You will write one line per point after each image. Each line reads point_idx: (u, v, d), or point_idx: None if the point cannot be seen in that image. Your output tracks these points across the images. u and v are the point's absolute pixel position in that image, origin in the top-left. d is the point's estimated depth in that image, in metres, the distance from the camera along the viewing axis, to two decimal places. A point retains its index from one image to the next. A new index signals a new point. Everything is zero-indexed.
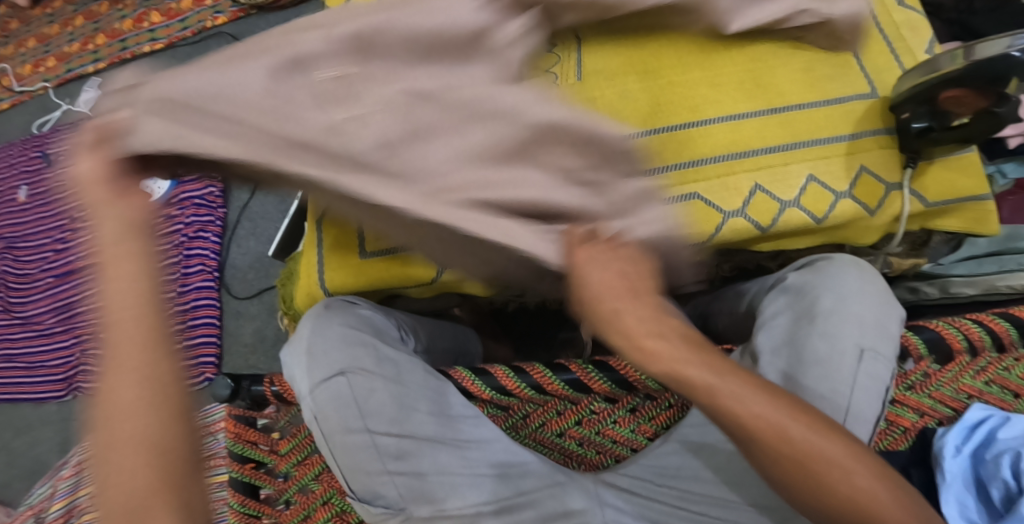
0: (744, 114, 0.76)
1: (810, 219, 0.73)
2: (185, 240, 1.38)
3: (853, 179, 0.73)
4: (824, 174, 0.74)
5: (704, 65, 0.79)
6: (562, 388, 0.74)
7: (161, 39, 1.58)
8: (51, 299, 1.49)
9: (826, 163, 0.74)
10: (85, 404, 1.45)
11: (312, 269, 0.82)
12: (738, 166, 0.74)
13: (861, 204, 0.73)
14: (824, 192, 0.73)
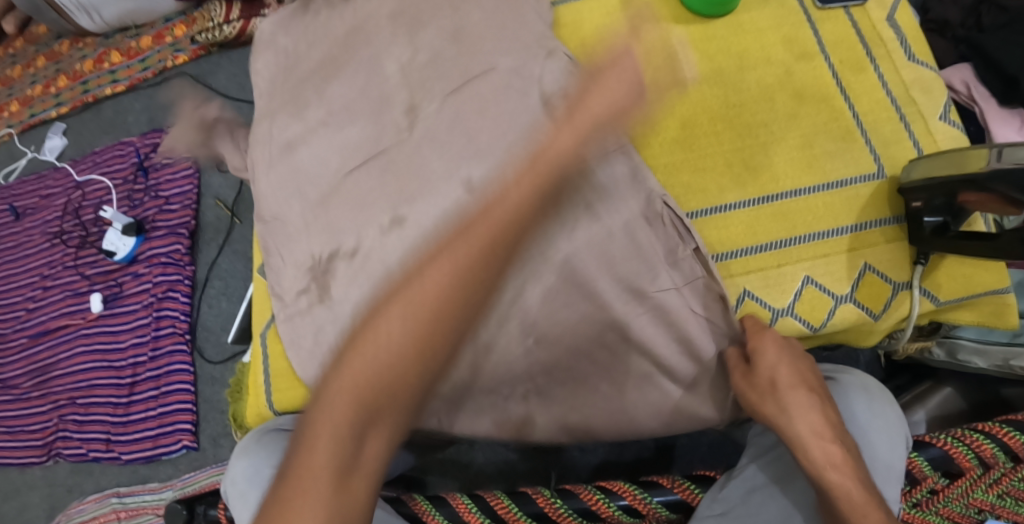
0: (732, 205, 0.68)
1: (807, 328, 0.65)
2: (156, 301, 1.33)
3: (855, 280, 0.65)
4: (823, 275, 0.65)
5: (687, 145, 0.71)
6: (524, 521, 0.65)
7: (122, 80, 1.50)
8: (26, 361, 1.44)
9: (826, 262, 0.66)
10: (67, 470, 1.41)
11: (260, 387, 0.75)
12: (724, 270, 0.67)
13: (865, 309, 0.65)
14: (822, 296, 0.65)
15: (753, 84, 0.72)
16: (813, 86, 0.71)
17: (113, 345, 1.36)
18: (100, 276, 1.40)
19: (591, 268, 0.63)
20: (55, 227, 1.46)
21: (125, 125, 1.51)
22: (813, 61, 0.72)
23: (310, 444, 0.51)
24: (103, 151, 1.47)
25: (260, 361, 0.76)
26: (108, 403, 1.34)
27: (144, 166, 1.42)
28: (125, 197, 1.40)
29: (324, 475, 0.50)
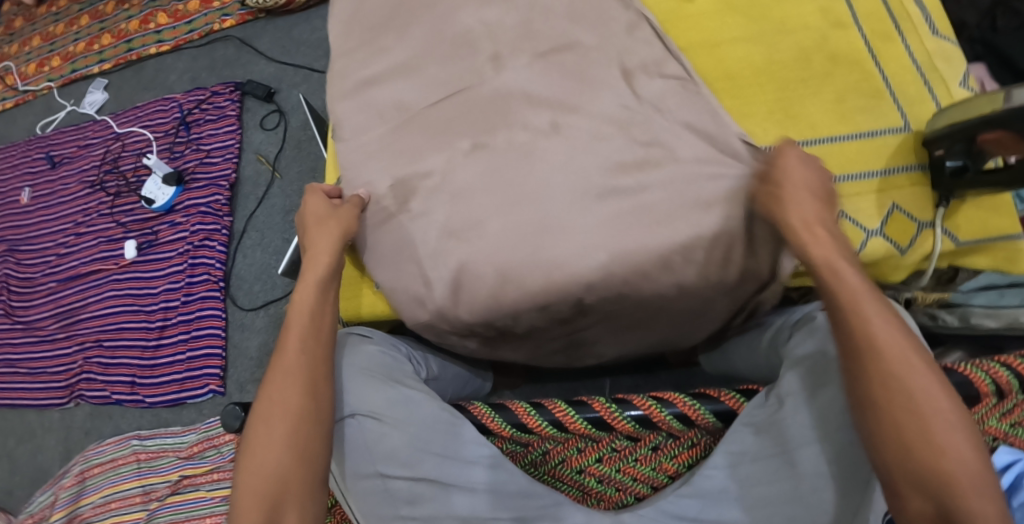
0: (774, 147, 0.76)
1: None
2: (191, 248, 1.37)
3: (885, 217, 0.73)
4: (854, 211, 0.73)
5: (733, 96, 0.79)
6: (584, 426, 0.70)
7: (168, 41, 1.56)
8: (53, 304, 1.47)
9: (857, 201, 0.74)
10: (87, 412, 1.42)
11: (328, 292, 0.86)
12: None
13: (892, 243, 0.72)
14: (855, 230, 0.72)
15: (791, 47, 0.79)
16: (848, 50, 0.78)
17: (145, 290, 1.40)
18: (135, 224, 1.44)
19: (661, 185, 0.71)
20: (92, 176, 1.51)
21: (168, 83, 1.56)
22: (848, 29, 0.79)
23: (276, 387, 0.67)
24: (145, 106, 1.52)
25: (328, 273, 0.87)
26: (135, 347, 1.38)
27: (186, 121, 1.47)
28: (167, 149, 1.46)
29: (288, 404, 0.65)
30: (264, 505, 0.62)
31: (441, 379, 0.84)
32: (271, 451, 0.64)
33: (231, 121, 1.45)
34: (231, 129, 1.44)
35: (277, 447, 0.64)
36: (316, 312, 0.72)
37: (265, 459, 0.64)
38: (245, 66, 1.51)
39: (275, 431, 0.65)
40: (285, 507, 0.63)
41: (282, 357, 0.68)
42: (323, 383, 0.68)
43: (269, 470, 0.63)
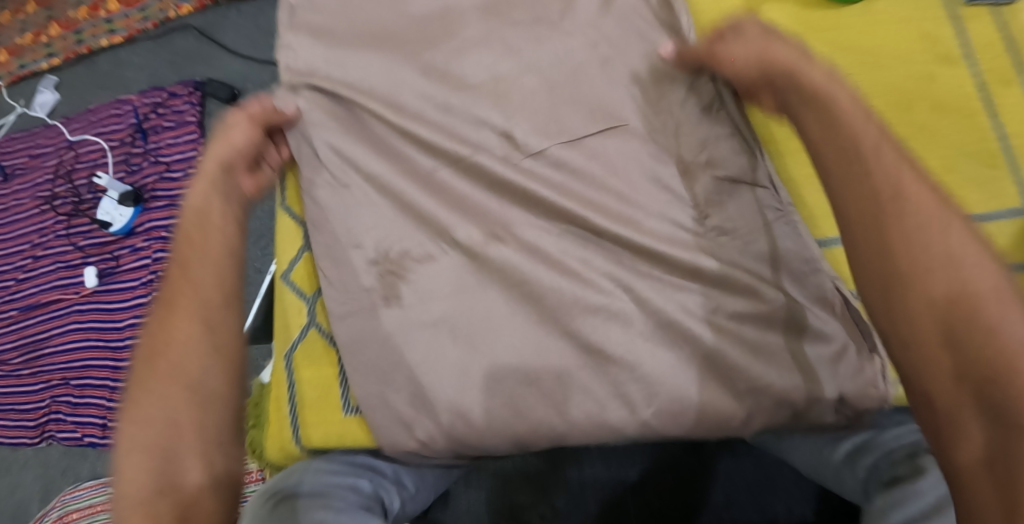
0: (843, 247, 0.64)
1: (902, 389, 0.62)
2: (155, 278, 1.23)
3: None
4: None
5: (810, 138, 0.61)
6: None
7: (121, 31, 1.38)
8: (16, 335, 1.34)
9: None
10: (61, 451, 1.32)
11: (284, 416, 0.68)
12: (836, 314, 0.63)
13: None
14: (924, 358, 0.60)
15: (892, 89, 0.75)
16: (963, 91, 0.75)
17: (110, 323, 1.26)
18: (94, 247, 1.29)
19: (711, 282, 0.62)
20: (46, 191, 1.34)
21: (124, 80, 1.37)
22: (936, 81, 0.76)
23: (170, 323, 0.60)
24: (99, 108, 1.35)
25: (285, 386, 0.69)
26: (105, 386, 1.25)
27: (143, 128, 1.30)
28: (122, 160, 1.29)
29: (189, 347, 0.59)
30: (154, 466, 0.56)
31: (419, 493, 0.69)
32: (167, 393, 0.58)
33: (191, 129, 1.28)
34: (192, 138, 1.27)
35: (184, 347, 0.59)
36: (214, 246, 0.63)
37: (165, 390, 0.58)
38: (206, 61, 1.34)
39: (176, 381, 0.58)
40: (180, 456, 0.56)
41: (178, 286, 0.61)
42: (219, 308, 0.61)
43: (186, 374, 0.58)
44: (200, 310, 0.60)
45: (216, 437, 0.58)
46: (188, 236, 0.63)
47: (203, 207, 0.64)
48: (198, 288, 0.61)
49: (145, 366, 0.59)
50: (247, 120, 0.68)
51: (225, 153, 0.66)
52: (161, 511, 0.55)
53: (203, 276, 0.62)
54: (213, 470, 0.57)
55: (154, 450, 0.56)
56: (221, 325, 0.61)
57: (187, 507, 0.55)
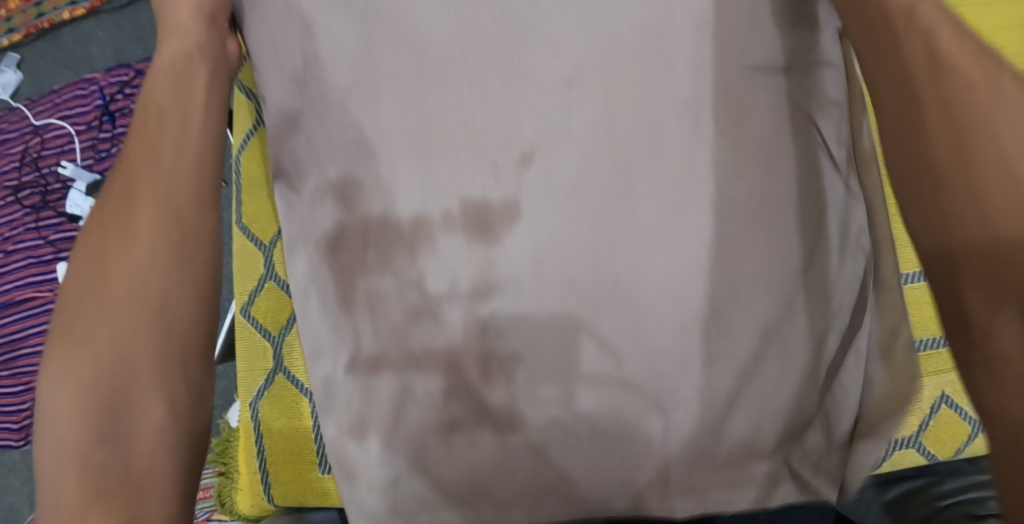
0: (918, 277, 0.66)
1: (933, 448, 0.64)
2: None
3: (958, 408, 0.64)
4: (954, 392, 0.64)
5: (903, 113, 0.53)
6: None
7: (82, 1, 1.26)
8: None
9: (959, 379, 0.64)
10: None
11: (252, 471, 0.60)
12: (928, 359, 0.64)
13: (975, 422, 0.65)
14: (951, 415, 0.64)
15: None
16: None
17: None
18: (67, 242, 1.20)
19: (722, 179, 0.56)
20: (11, 181, 1.23)
21: (89, 57, 1.27)
22: None
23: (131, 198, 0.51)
24: (63, 89, 1.25)
25: (249, 437, 0.61)
26: None
27: (111, 111, 1.20)
28: (90, 147, 1.20)
29: (141, 287, 0.49)
30: (100, 406, 0.46)
31: None
32: (130, 229, 0.50)
33: None
34: None
35: (119, 239, 0.50)
36: (189, 124, 0.54)
37: (105, 295, 0.48)
38: None
39: (122, 273, 0.49)
40: (132, 399, 0.47)
41: (144, 132, 0.53)
42: (190, 185, 0.53)
43: (104, 344, 0.47)
44: (174, 160, 0.52)
45: (178, 390, 0.48)
46: (148, 116, 0.54)
47: (180, 72, 0.56)
48: (167, 139, 0.53)
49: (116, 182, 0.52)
50: (178, 40, 0.57)
51: (185, 56, 0.56)
52: (85, 439, 0.45)
53: (163, 130, 0.53)
54: (162, 395, 0.47)
55: (101, 388, 0.46)
56: (190, 275, 0.50)
57: (134, 465, 0.46)
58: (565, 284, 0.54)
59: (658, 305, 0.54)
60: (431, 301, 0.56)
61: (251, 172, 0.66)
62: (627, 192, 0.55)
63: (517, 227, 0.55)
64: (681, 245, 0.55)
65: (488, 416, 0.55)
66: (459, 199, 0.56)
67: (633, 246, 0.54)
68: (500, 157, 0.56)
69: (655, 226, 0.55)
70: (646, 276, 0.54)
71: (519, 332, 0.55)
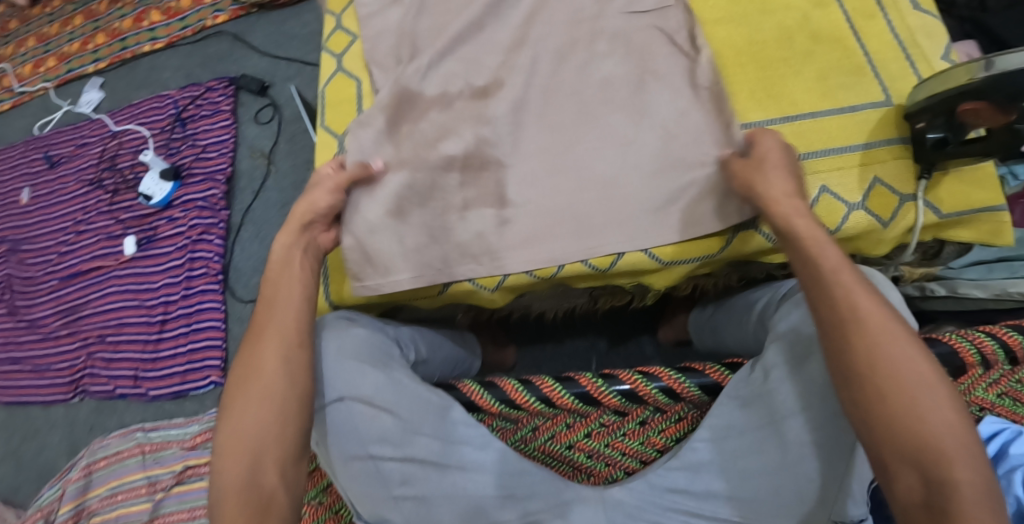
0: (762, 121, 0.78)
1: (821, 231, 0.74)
2: (189, 243, 1.41)
3: (867, 190, 0.74)
4: (838, 186, 0.74)
5: (756, 60, 0.81)
6: (571, 401, 0.74)
7: (161, 38, 1.59)
8: (56, 301, 1.48)
9: (840, 175, 0.75)
10: (91, 408, 1.45)
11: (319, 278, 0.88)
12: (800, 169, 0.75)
13: (874, 216, 0.74)
14: (837, 203, 0.74)
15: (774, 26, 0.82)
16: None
17: (145, 285, 1.42)
18: (134, 220, 1.46)
19: (624, 63, 0.83)
20: (91, 174, 1.53)
21: (163, 79, 1.59)
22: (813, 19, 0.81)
23: (244, 390, 0.67)
24: (141, 103, 1.55)
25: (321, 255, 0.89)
26: (137, 341, 1.40)
27: (182, 117, 1.50)
28: (163, 145, 1.49)
29: (269, 404, 0.66)
30: (246, 464, 0.64)
31: (430, 363, 0.88)
32: (250, 424, 0.65)
33: (226, 116, 1.48)
34: (226, 124, 1.48)
35: (248, 421, 0.66)
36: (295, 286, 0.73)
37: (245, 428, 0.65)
38: (238, 61, 1.55)
39: (254, 407, 0.66)
40: (264, 479, 0.64)
41: (253, 358, 0.68)
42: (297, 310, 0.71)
43: (245, 455, 0.64)
44: (282, 342, 0.69)
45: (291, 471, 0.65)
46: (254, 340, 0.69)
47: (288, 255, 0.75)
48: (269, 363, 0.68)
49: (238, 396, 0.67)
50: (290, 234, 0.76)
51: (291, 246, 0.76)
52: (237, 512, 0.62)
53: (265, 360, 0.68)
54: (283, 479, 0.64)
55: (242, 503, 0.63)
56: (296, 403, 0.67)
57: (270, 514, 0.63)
58: (523, 122, 0.84)
59: (593, 148, 0.81)
60: (451, 130, 0.84)
61: (334, 98, 0.95)
62: (560, 73, 0.85)
63: (496, 94, 0.84)
64: (593, 99, 0.83)
65: (481, 200, 0.82)
66: (461, 92, 0.86)
67: (563, 100, 0.84)
68: (484, 60, 0.87)
69: (585, 93, 0.83)
70: (570, 118, 0.83)
71: (506, 144, 0.83)
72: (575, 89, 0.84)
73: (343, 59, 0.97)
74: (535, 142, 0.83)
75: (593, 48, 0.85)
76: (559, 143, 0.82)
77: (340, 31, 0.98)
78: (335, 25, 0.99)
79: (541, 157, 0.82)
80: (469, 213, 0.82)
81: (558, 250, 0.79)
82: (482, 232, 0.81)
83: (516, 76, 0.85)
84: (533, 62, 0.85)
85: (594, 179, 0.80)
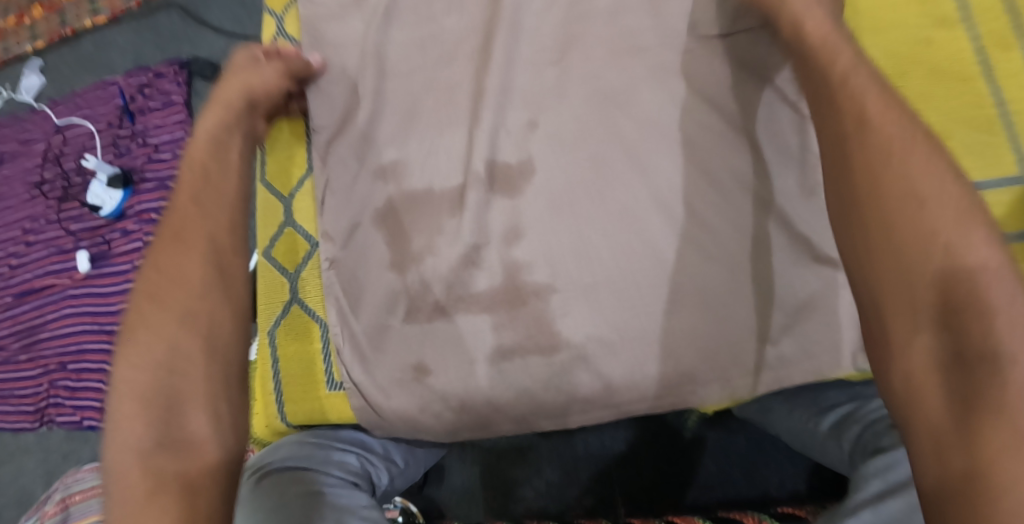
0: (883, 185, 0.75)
1: None
2: None
3: None
4: None
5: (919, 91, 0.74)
6: None
7: (103, 11, 1.36)
8: (11, 321, 1.33)
9: None
10: (62, 436, 1.34)
11: (271, 397, 0.82)
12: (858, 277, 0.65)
13: None
14: None
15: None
16: (990, 33, 0.75)
17: (103, 308, 1.26)
18: (86, 232, 1.29)
19: (675, 110, 0.71)
20: (38, 176, 1.34)
21: (109, 61, 1.37)
22: (934, 46, 0.75)
23: (161, 319, 0.62)
24: (85, 91, 1.34)
25: (270, 365, 0.83)
26: (100, 370, 1.26)
27: (129, 110, 1.29)
28: (110, 143, 1.29)
29: (176, 343, 0.61)
30: (155, 413, 0.59)
31: (409, 470, 0.79)
32: (170, 330, 0.61)
33: (178, 109, 1.27)
34: (179, 118, 1.27)
35: (166, 328, 0.61)
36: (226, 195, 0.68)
37: (157, 340, 0.61)
38: (189, 40, 1.33)
39: (173, 315, 0.62)
40: (182, 410, 0.59)
41: (170, 260, 0.65)
42: (226, 232, 0.66)
43: (151, 391, 0.59)
44: (211, 237, 0.66)
45: (221, 407, 0.61)
46: (168, 238, 0.66)
47: (218, 140, 0.72)
48: (192, 256, 0.64)
49: (135, 324, 0.62)
50: (217, 110, 0.73)
51: (217, 134, 0.72)
52: (164, 465, 0.57)
53: (180, 265, 0.64)
54: (215, 441, 0.59)
55: (165, 444, 0.58)
56: (210, 312, 0.63)
57: (191, 456, 0.58)
58: (554, 176, 0.71)
59: (658, 231, 0.69)
60: (470, 251, 0.72)
61: (286, 140, 0.86)
62: (610, 127, 0.71)
63: (534, 177, 0.72)
64: (669, 181, 0.70)
65: (502, 296, 0.71)
66: (487, 160, 0.73)
67: (619, 173, 0.70)
68: (512, 116, 0.74)
69: (642, 164, 0.70)
70: (636, 200, 0.70)
71: (544, 260, 0.70)
72: (631, 156, 0.70)
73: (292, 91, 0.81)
74: (585, 229, 0.70)
75: (636, 99, 0.72)
76: (619, 224, 0.70)
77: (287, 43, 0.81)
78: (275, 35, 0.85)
79: (574, 225, 0.70)
80: (495, 315, 0.71)
81: (636, 362, 0.69)
82: (510, 365, 0.71)
83: (553, 142, 0.72)
84: (581, 127, 0.72)
85: (658, 270, 0.68)
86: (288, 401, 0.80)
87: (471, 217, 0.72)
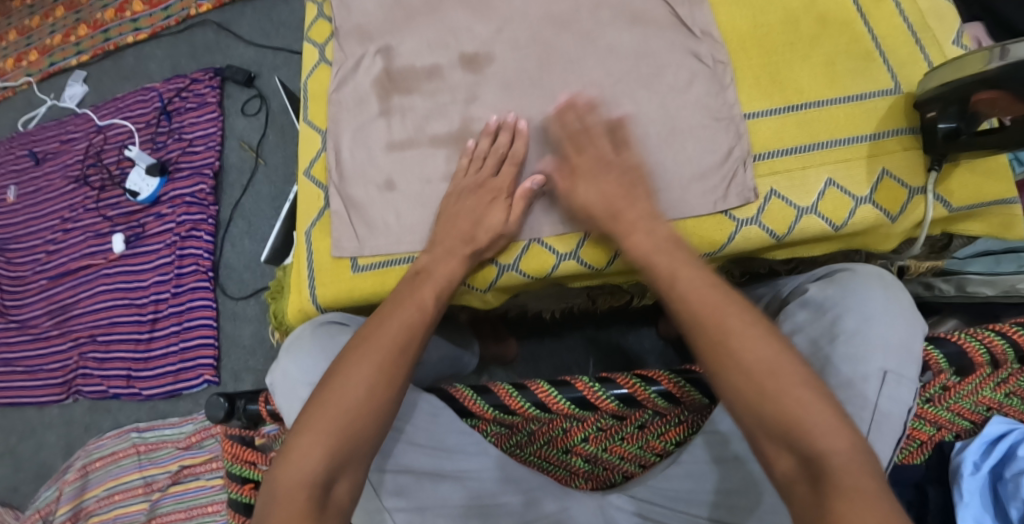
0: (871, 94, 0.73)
1: (827, 226, 0.72)
2: (178, 240, 1.38)
3: (874, 183, 0.71)
4: (844, 179, 0.72)
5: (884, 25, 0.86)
6: (566, 406, 0.71)
7: (145, 28, 1.55)
8: (45, 301, 1.45)
9: (846, 167, 0.72)
10: (86, 407, 1.43)
11: (303, 285, 0.83)
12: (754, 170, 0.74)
13: (882, 210, 0.71)
14: (897, 188, 0.71)
15: (778, 7, 0.78)
16: None
17: (135, 284, 1.39)
18: (121, 217, 1.43)
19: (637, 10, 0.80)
20: (76, 170, 1.49)
21: (149, 72, 1.55)
22: None
23: (358, 362, 0.66)
24: (125, 96, 1.51)
25: (304, 258, 0.84)
26: (129, 340, 1.37)
27: (167, 111, 1.46)
28: (149, 139, 1.45)
29: (370, 385, 0.65)
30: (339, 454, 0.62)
31: (424, 365, 0.86)
32: (360, 383, 0.65)
33: (212, 109, 1.44)
34: (213, 116, 1.44)
35: (366, 382, 0.65)
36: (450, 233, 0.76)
37: (346, 401, 0.64)
38: (224, 51, 1.51)
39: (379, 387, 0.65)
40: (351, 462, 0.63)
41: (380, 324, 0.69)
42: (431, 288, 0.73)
43: (342, 418, 0.63)
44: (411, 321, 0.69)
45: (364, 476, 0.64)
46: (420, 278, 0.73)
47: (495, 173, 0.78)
48: (392, 333, 0.68)
49: (342, 366, 0.66)
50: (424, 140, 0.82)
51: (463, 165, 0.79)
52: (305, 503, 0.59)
53: (393, 327, 0.69)
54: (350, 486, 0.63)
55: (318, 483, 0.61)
56: (389, 394, 0.65)
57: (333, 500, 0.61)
58: (524, 96, 0.80)
59: (591, 104, 0.78)
60: (439, 107, 0.82)
61: (317, 89, 0.91)
62: (564, 29, 0.81)
63: (493, 60, 0.82)
64: (621, 65, 0.78)
65: (471, 170, 0.79)
66: (458, 52, 0.83)
67: (559, 71, 0.80)
68: (484, 27, 0.84)
69: (590, 54, 0.79)
70: (575, 84, 0.79)
71: (491, 119, 0.80)
72: (586, 47, 0.80)
73: (326, 49, 0.92)
74: (532, 107, 0.79)
75: (597, 8, 0.81)
76: (553, 105, 0.79)
77: (322, 19, 0.94)
78: (316, 14, 0.95)
79: (537, 129, 0.79)
80: (457, 184, 0.78)
81: (546, 222, 0.77)
82: (469, 234, 0.78)
83: (512, 44, 0.82)
84: (543, 32, 0.82)
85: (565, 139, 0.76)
86: (320, 285, 0.82)
87: (446, 90, 0.82)
